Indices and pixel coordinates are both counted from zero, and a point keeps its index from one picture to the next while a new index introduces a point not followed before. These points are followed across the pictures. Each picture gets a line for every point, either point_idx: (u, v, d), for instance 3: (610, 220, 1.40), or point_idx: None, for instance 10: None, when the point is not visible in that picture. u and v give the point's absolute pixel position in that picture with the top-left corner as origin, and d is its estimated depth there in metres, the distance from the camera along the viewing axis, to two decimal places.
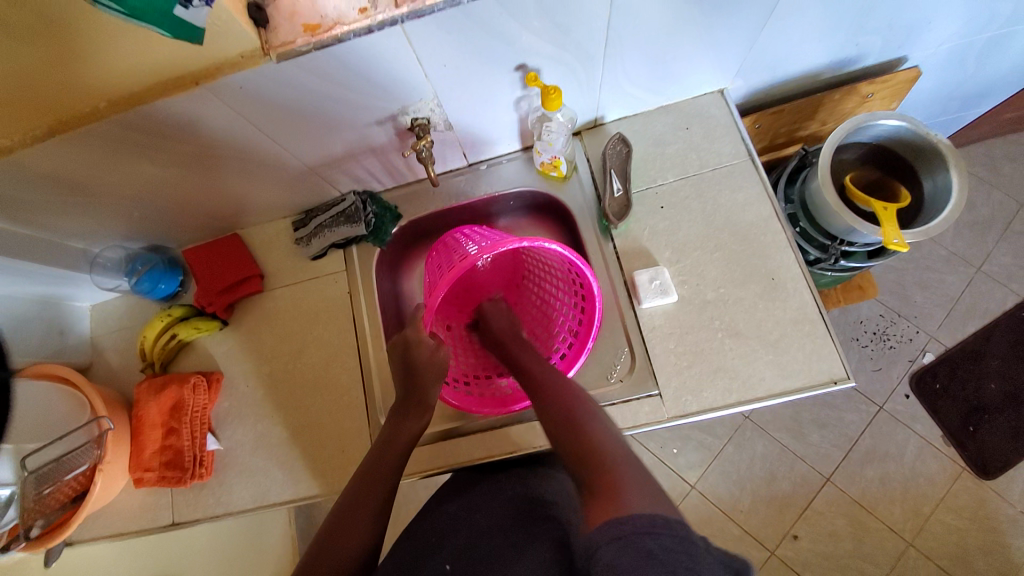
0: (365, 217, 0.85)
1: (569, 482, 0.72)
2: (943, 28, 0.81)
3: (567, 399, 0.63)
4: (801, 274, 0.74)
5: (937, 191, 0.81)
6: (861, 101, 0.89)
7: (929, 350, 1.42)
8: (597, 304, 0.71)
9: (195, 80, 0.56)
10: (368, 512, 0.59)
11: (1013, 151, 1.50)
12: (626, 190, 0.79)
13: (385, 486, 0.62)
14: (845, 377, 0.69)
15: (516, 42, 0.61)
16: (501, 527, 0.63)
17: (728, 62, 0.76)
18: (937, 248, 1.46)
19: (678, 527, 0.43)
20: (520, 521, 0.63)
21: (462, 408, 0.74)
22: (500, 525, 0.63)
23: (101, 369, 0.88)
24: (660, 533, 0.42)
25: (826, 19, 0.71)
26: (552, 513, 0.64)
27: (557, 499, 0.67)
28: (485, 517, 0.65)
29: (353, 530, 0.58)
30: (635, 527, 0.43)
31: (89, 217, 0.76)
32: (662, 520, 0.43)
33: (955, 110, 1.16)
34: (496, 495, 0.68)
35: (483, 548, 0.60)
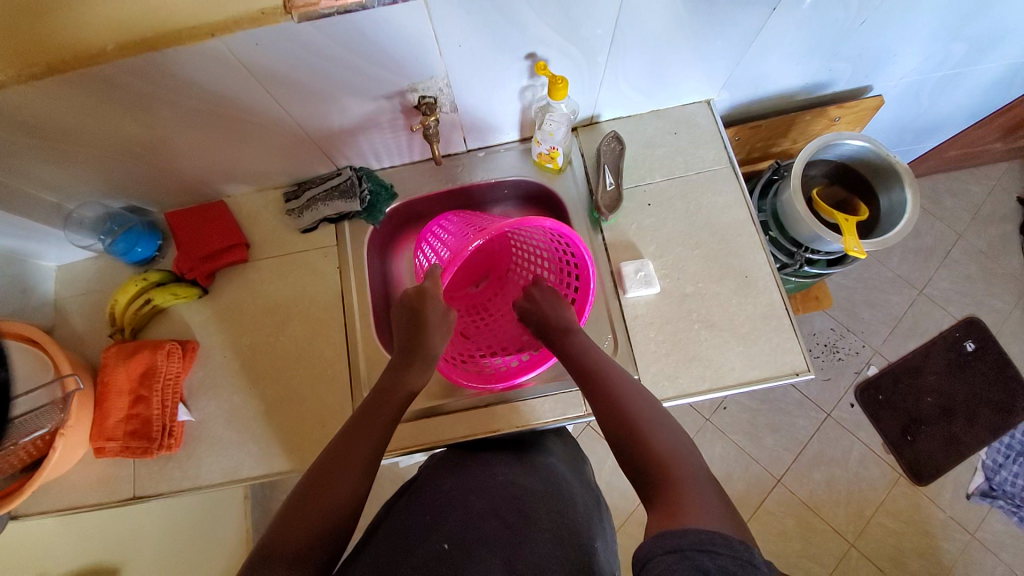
0: (360, 193, 0.84)
1: (557, 469, 0.74)
2: (904, 63, 0.90)
3: (623, 392, 0.64)
4: (772, 275, 0.80)
5: (892, 207, 0.90)
6: (828, 124, 0.98)
7: (873, 363, 1.54)
8: (593, 294, 0.75)
9: (210, 32, 0.55)
10: (358, 475, 0.59)
11: (954, 187, 1.66)
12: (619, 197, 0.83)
13: (375, 443, 0.62)
14: (806, 370, 0.76)
15: (530, 31, 0.64)
16: (495, 509, 0.63)
17: (716, 75, 0.82)
18: (884, 270, 1.60)
19: (739, 547, 0.44)
20: (515, 506, 0.64)
21: (453, 381, 0.75)
22: (494, 508, 0.63)
23: (63, 333, 0.84)
24: (718, 551, 0.43)
25: (805, 44, 0.78)
26: (544, 503, 0.66)
27: (548, 488, 0.69)
28: (479, 500, 0.64)
29: (346, 487, 0.57)
30: (694, 542, 0.44)
31: (69, 168, 0.73)
32: (723, 540, 0.44)
33: (908, 139, 1.29)
34: (486, 479, 0.69)
35: (479, 530, 0.60)
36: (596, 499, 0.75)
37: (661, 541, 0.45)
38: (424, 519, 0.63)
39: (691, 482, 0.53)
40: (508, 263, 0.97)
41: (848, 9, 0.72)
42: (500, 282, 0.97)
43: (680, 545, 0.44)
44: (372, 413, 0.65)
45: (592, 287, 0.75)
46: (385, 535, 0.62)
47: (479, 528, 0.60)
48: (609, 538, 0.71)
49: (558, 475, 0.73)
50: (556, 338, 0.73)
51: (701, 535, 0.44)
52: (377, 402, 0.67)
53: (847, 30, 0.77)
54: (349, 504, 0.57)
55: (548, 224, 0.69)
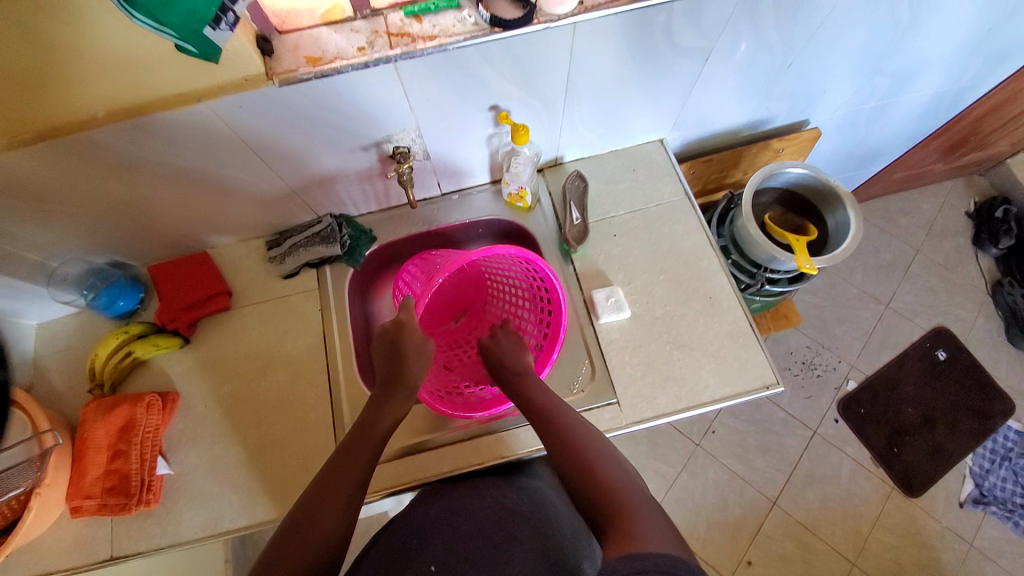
0: (340, 238, 0.89)
1: (545, 491, 0.76)
2: (832, 99, 1.01)
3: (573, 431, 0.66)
4: (734, 295, 0.85)
5: (839, 226, 0.98)
6: (774, 155, 1.07)
7: (851, 378, 1.59)
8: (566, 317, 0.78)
9: (197, 98, 0.61)
10: (341, 509, 0.59)
11: (905, 206, 1.79)
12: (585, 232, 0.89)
13: (358, 472, 0.63)
14: (775, 382, 0.79)
15: (492, 87, 0.71)
16: (482, 528, 0.65)
17: (666, 117, 0.91)
18: (850, 287, 1.68)
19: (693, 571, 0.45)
20: (501, 523, 0.65)
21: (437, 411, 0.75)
22: (481, 527, 0.65)
23: (40, 391, 0.83)
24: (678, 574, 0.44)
25: (741, 87, 0.88)
26: (529, 518, 0.67)
27: (536, 506, 0.71)
28: (467, 521, 0.66)
29: (326, 519, 0.58)
30: (657, 563, 0.45)
31: (54, 228, 0.75)
32: (682, 565, 0.45)
33: (853, 165, 1.40)
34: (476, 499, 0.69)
35: (466, 551, 0.61)
36: (583, 520, 0.76)
37: (626, 561, 0.46)
38: (412, 542, 0.64)
39: (642, 509, 0.55)
40: (486, 298, 1.01)
41: (774, 55, 0.82)
42: (480, 314, 1.00)
43: (644, 568, 0.45)
44: (354, 445, 0.66)
45: (564, 311, 0.78)
46: (373, 562, 0.63)
47: (466, 548, 0.62)
48: (595, 558, 0.72)
49: (547, 495, 0.75)
50: (511, 379, 0.75)
51: (663, 559, 0.46)
52: (359, 435, 0.67)
53: (776, 73, 0.86)
54: (331, 538, 0.57)
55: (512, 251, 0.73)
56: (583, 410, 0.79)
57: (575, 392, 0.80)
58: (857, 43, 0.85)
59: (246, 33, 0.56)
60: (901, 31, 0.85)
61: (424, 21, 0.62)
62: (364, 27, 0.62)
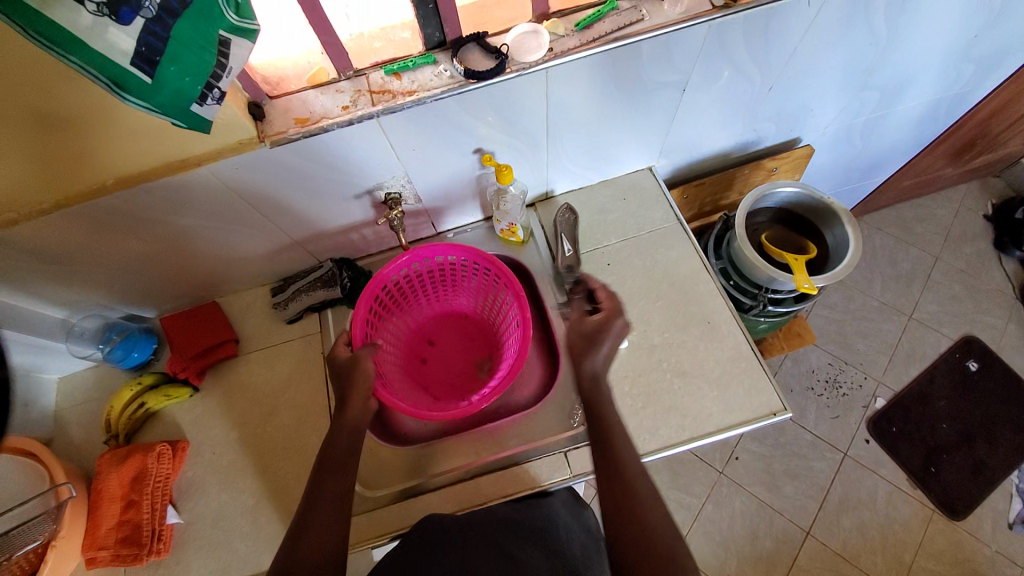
0: (341, 281, 0.91)
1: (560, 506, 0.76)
2: (823, 116, 1.01)
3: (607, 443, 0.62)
4: (733, 318, 0.84)
5: (838, 243, 0.96)
6: (768, 174, 1.07)
7: (879, 395, 1.52)
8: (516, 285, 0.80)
9: (197, 162, 0.65)
10: (335, 544, 0.59)
11: (920, 213, 1.74)
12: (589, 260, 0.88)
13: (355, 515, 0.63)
14: (782, 409, 0.77)
15: (474, 132, 0.74)
16: (487, 535, 0.65)
17: (652, 146, 0.92)
18: (869, 300, 1.63)
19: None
20: (509, 531, 0.66)
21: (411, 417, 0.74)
22: (486, 534, 0.65)
23: (61, 444, 0.86)
24: None
25: (723, 112, 0.89)
26: (538, 527, 0.69)
27: (551, 520, 0.71)
28: (473, 529, 0.66)
29: (321, 545, 0.59)
30: None
31: (75, 286, 0.80)
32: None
33: (856, 177, 1.39)
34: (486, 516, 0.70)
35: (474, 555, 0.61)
36: (594, 543, 0.76)
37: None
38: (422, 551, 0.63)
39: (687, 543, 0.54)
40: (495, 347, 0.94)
41: (753, 81, 0.83)
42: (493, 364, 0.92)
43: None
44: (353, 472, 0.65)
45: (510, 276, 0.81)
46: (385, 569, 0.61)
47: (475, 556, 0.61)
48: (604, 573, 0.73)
49: (559, 511, 0.74)
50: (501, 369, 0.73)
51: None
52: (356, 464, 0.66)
53: (758, 96, 0.87)
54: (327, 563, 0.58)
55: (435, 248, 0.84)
56: (583, 444, 0.78)
57: (575, 426, 0.80)
58: (837, 62, 0.85)
59: (236, 102, 0.60)
60: (881, 48, 0.85)
61: (403, 78, 0.66)
62: (347, 87, 0.66)
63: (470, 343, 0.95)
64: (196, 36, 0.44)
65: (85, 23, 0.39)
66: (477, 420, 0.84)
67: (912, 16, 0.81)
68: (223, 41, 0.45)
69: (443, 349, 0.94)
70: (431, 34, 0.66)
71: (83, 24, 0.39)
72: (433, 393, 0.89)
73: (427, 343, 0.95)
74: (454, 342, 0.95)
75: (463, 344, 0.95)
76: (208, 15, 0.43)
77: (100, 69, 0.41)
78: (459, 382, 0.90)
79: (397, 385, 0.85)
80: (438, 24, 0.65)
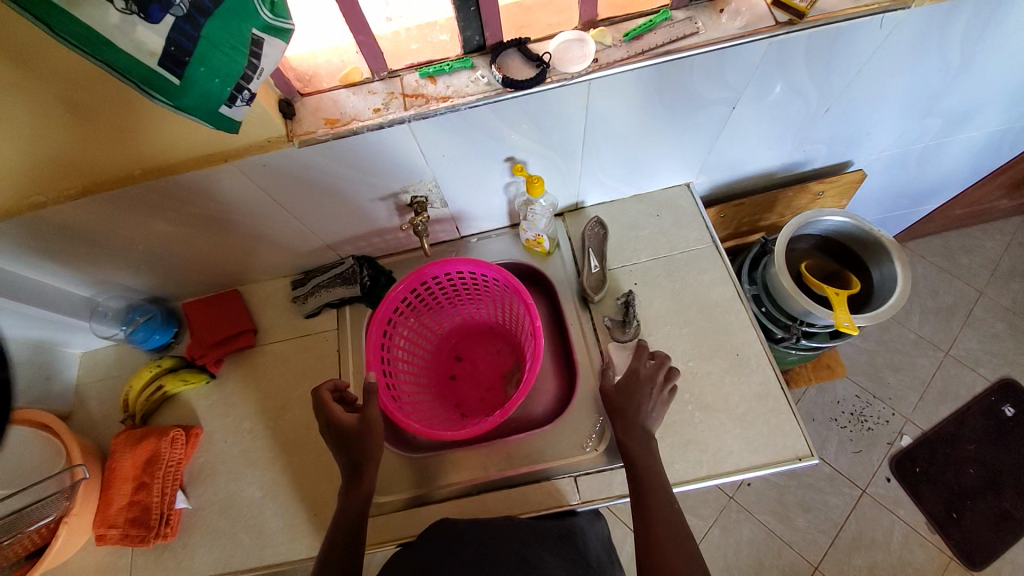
0: (361, 279, 0.90)
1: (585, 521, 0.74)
2: (879, 141, 0.94)
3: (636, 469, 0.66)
4: (763, 352, 0.80)
5: (884, 280, 0.90)
6: (812, 198, 1.01)
7: (906, 433, 1.45)
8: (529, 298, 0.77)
9: (223, 158, 0.64)
10: None
11: (969, 243, 1.64)
12: (629, 291, 0.85)
13: None
14: (809, 454, 0.73)
15: (507, 141, 0.70)
16: (507, 540, 0.62)
17: (692, 162, 0.87)
18: (906, 332, 1.55)
19: None
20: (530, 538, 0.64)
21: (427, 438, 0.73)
22: (507, 539, 0.62)
23: (80, 419, 0.88)
24: None
25: (772, 132, 0.83)
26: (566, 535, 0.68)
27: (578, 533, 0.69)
28: (492, 533, 0.63)
29: None
30: None
31: (99, 267, 0.81)
32: None
33: (906, 205, 1.31)
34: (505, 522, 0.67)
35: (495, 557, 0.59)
36: (611, 556, 0.75)
37: None
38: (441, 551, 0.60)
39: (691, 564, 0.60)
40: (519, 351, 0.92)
41: (809, 102, 0.77)
42: (517, 370, 0.91)
43: None
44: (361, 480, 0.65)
45: (522, 289, 0.77)
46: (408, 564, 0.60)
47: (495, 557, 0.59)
48: None
49: (588, 528, 0.72)
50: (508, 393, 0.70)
51: None
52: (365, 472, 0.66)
53: (812, 117, 0.82)
54: None
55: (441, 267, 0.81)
56: (593, 470, 0.76)
57: (588, 450, 0.77)
58: (902, 87, 0.79)
59: (268, 99, 0.59)
60: (952, 75, 0.79)
61: (438, 82, 0.63)
62: (380, 88, 0.64)
63: (498, 358, 0.94)
64: (227, 35, 0.42)
65: (114, 21, 0.37)
66: (502, 430, 0.83)
67: (993, 42, 0.74)
68: (256, 40, 0.43)
69: (472, 364, 0.94)
70: (471, 37, 0.63)
71: (111, 21, 0.37)
72: (461, 409, 0.89)
73: (455, 358, 0.95)
74: (483, 357, 0.94)
75: (488, 353, 0.94)
76: (242, 13, 0.41)
77: (129, 69, 0.40)
78: (487, 398, 0.89)
79: (421, 404, 0.87)
80: (479, 28, 0.62)
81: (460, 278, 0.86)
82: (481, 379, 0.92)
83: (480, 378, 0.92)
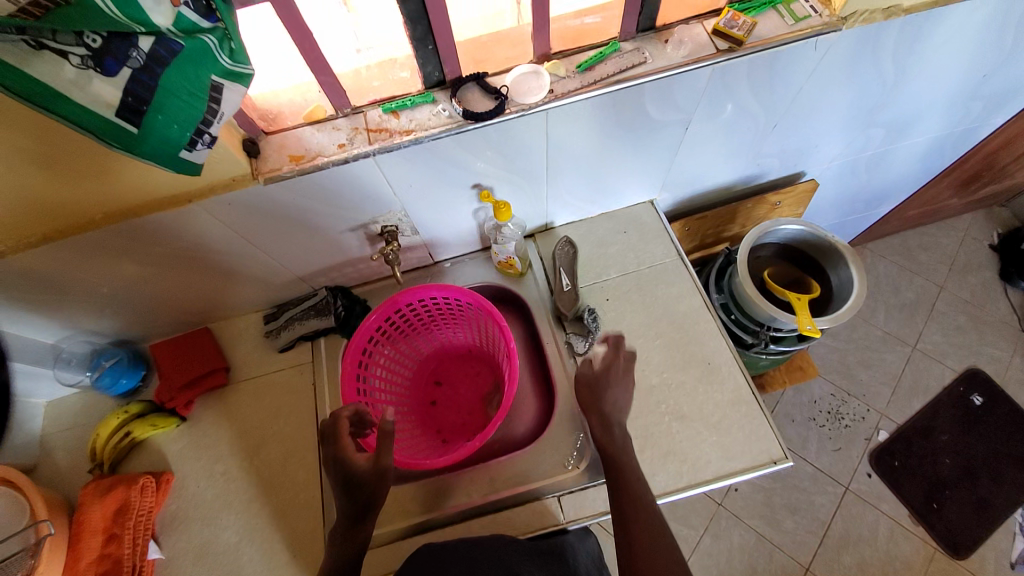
0: (334, 309, 0.89)
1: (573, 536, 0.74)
2: (828, 151, 1.00)
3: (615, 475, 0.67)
4: (734, 360, 0.82)
5: (842, 284, 0.95)
6: (772, 208, 1.06)
7: (881, 427, 1.49)
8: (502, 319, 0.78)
9: (189, 198, 0.65)
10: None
11: (924, 241, 1.72)
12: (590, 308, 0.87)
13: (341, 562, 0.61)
14: (783, 457, 0.75)
15: (471, 169, 0.72)
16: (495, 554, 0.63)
17: (654, 179, 0.90)
18: (873, 329, 1.61)
19: None
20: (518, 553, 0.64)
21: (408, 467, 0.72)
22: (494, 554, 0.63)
23: (45, 471, 0.84)
24: None
25: (725, 149, 0.88)
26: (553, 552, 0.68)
27: (566, 549, 0.70)
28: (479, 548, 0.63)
29: None
30: None
31: (61, 312, 0.79)
32: None
33: (861, 208, 1.37)
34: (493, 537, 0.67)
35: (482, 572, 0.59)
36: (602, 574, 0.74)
37: None
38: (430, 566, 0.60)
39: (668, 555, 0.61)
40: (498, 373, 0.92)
41: (756, 119, 0.82)
42: (497, 391, 0.91)
43: None
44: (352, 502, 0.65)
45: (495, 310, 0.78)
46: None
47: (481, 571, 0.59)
48: None
49: (576, 543, 0.73)
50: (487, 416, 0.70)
51: None
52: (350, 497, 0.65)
53: (761, 134, 0.86)
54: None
55: (415, 294, 0.82)
56: (577, 489, 0.76)
57: (570, 468, 0.77)
58: (842, 101, 0.84)
59: (230, 139, 0.60)
60: (886, 89, 0.84)
61: (401, 116, 0.65)
62: (344, 125, 0.65)
63: (478, 381, 0.94)
64: (185, 83, 0.43)
65: (69, 76, 0.39)
66: (484, 454, 0.82)
67: (918, 59, 0.80)
68: (215, 86, 0.45)
69: (452, 389, 0.94)
70: (431, 73, 0.65)
71: (66, 77, 0.39)
72: (443, 435, 0.88)
73: (435, 384, 0.95)
74: (463, 382, 0.94)
75: (468, 377, 0.94)
76: (198, 60, 0.42)
77: (86, 121, 0.41)
78: (469, 421, 0.89)
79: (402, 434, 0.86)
80: (438, 64, 0.64)
81: (435, 303, 0.87)
82: (461, 404, 0.92)
83: (461, 403, 0.92)
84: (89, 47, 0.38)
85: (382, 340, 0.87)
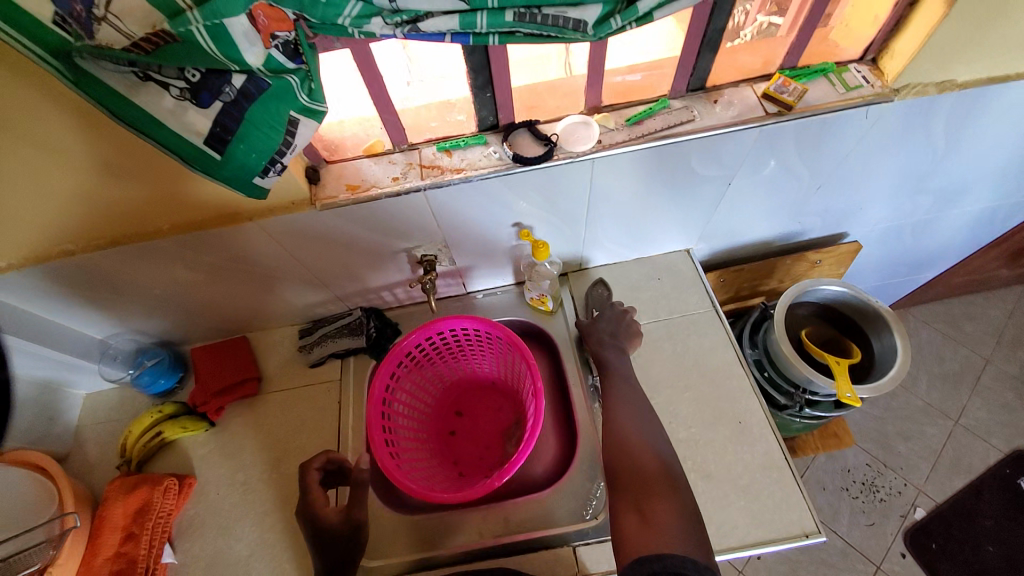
0: (367, 330, 0.91)
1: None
2: (872, 214, 0.98)
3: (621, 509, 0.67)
4: (766, 421, 0.79)
5: (885, 352, 0.91)
6: (811, 266, 1.04)
7: (920, 505, 1.39)
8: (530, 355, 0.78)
9: (247, 217, 0.69)
10: None
11: (972, 310, 1.64)
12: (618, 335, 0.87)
13: None
14: (815, 531, 0.71)
15: (515, 208, 0.75)
16: None
17: (692, 230, 0.91)
18: (914, 399, 1.52)
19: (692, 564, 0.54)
20: None
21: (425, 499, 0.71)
22: None
23: (76, 462, 0.87)
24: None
25: (767, 205, 0.88)
26: None
27: None
28: None
29: None
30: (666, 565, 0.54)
31: (114, 311, 0.84)
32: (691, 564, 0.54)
33: (905, 272, 1.33)
34: None
35: None
36: None
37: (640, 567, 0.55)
38: None
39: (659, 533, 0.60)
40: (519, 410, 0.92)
41: (801, 180, 0.82)
42: (517, 428, 0.90)
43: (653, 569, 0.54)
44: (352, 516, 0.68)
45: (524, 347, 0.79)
46: None
47: None
48: None
49: None
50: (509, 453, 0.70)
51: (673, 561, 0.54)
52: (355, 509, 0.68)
53: (804, 193, 0.86)
54: None
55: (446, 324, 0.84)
56: (594, 541, 0.74)
57: (587, 518, 0.75)
58: (891, 168, 0.84)
59: (296, 167, 0.64)
60: (937, 158, 0.84)
61: (453, 156, 0.69)
62: (400, 159, 0.70)
63: (498, 415, 0.93)
64: (267, 116, 0.46)
65: (168, 105, 0.43)
66: (500, 493, 0.81)
67: (973, 132, 0.79)
68: (292, 120, 0.48)
69: (472, 421, 0.94)
70: (485, 118, 0.69)
71: (165, 106, 0.43)
72: (460, 467, 0.88)
73: (456, 414, 0.95)
74: (484, 415, 0.94)
75: (489, 411, 0.94)
76: (281, 96, 0.46)
77: (177, 146, 0.46)
78: (486, 456, 0.89)
79: (420, 461, 0.86)
80: (493, 109, 0.67)
81: (465, 335, 0.88)
82: (480, 437, 0.92)
83: (480, 437, 0.92)
84: (188, 80, 0.42)
85: (410, 366, 0.88)
